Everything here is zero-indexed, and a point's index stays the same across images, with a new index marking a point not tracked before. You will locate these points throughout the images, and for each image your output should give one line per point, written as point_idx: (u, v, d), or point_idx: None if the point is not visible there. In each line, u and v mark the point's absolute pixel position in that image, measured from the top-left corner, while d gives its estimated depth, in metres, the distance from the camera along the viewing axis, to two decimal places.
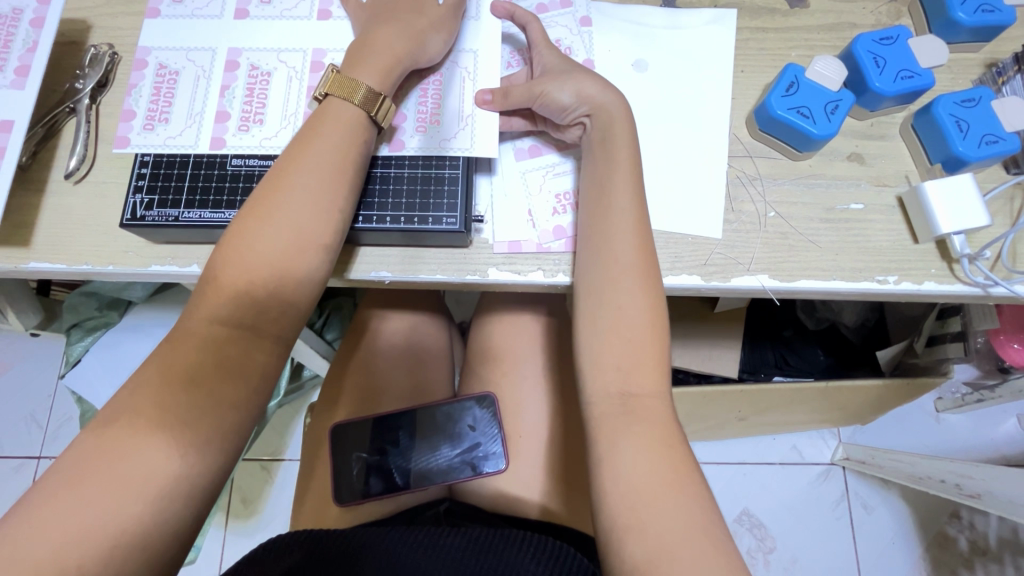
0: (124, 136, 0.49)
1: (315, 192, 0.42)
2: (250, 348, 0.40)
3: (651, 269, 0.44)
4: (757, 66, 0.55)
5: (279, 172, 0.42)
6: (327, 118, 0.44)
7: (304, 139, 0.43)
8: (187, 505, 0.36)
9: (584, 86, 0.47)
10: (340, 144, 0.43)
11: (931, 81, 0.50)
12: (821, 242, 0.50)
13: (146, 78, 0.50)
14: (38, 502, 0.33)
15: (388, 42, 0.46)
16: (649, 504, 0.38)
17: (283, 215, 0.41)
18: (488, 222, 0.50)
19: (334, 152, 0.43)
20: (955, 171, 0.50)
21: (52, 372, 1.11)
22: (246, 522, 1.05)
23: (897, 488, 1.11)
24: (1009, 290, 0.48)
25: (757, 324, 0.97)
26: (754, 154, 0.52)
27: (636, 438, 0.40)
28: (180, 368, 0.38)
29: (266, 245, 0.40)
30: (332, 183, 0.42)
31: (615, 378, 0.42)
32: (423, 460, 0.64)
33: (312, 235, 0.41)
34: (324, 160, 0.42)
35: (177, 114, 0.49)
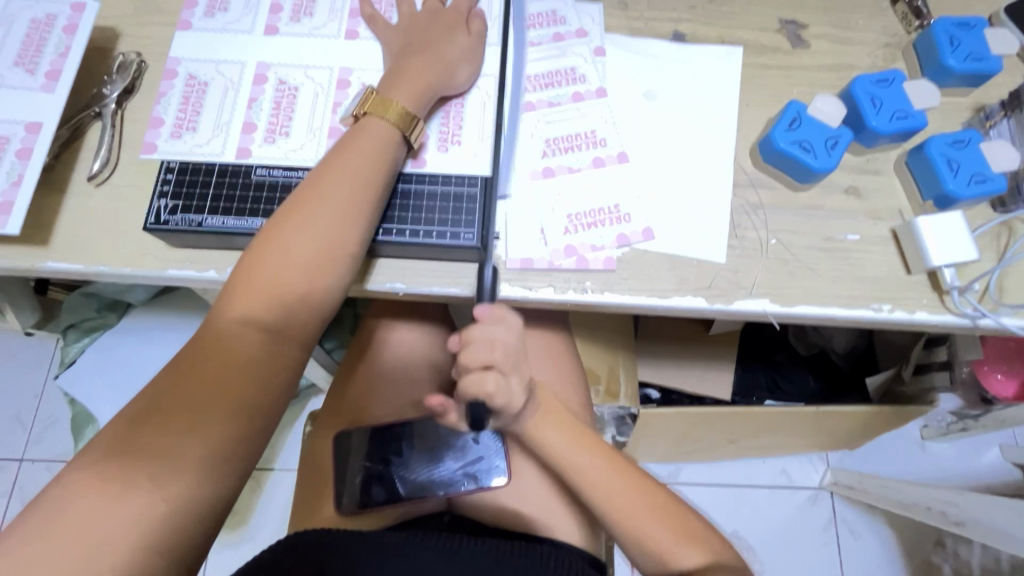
0: (151, 143, 0.50)
1: (347, 202, 0.44)
2: (273, 354, 0.40)
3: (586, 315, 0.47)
4: (761, 100, 0.57)
5: (314, 182, 0.44)
6: (364, 133, 0.46)
7: (340, 151, 0.45)
8: (203, 507, 0.36)
9: None
10: (374, 157, 0.45)
11: (923, 122, 0.53)
12: (819, 270, 0.52)
13: (175, 88, 0.52)
14: (59, 497, 0.33)
15: (418, 71, 0.49)
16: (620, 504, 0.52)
17: (315, 222, 0.42)
18: (503, 239, 0.52)
19: (369, 165, 0.45)
20: (945, 208, 0.53)
21: (41, 372, 1.10)
22: (234, 532, 1.04)
23: (883, 514, 1.13)
24: (997, 322, 0.50)
25: (750, 347, 0.99)
26: (756, 183, 0.55)
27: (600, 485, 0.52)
28: (200, 370, 0.38)
29: (298, 250, 0.42)
30: (364, 194, 0.44)
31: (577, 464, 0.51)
32: (425, 472, 0.64)
33: (341, 242, 0.43)
34: (357, 171, 0.44)
35: (205, 124, 0.50)
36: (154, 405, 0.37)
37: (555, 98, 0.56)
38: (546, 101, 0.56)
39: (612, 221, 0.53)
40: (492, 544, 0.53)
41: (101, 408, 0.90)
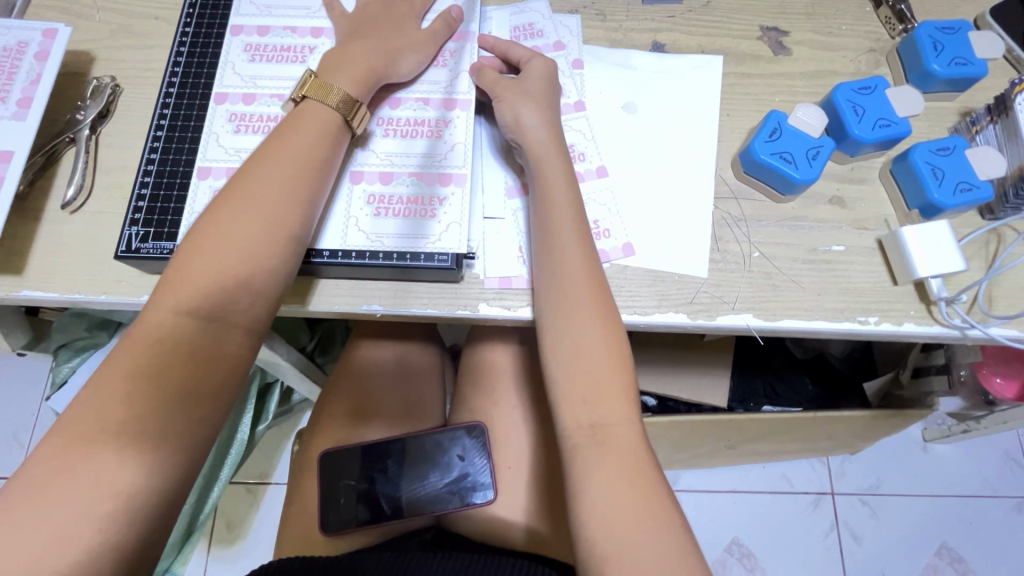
0: (238, 29, 0.54)
1: (243, 235, 0.41)
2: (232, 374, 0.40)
3: (606, 302, 0.46)
4: (742, 109, 0.57)
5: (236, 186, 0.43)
6: (272, 157, 0.44)
7: (233, 187, 0.43)
8: None
9: (525, 115, 0.50)
10: (287, 178, 0.44)
11: (906, 129, 0.52)
12: (803, 282, 0.51)
13: (289, 38, 0.54)
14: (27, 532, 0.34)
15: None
16: (626, 536, 0.39)
17: (206, 258, 0.41)
18: (479, 258, 0.51)
19: (277, 193, 0.43)
20: (932, 216, 0.52)
21: (36, 391, 1.10)
22: (229, 549, 1.04)
23: (886, 519, 1.11)
24: (985, 333, 0.49)
25: (745, 354, 0.98)
26: (738, 195, 0.54)
27: (605, 470, 0.42)
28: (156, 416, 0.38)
29: (181, 289, 0.40)
30: (267, 226, 0.42)
31: (583, 411, 0.44)
32: (411, 489, 0.64)
33: (237, 270, 0.41)
34: (254, 201, 0.42)
35: (256, 70, 0.53)
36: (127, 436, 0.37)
37: None
38: None
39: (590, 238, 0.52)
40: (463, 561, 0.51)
41: None
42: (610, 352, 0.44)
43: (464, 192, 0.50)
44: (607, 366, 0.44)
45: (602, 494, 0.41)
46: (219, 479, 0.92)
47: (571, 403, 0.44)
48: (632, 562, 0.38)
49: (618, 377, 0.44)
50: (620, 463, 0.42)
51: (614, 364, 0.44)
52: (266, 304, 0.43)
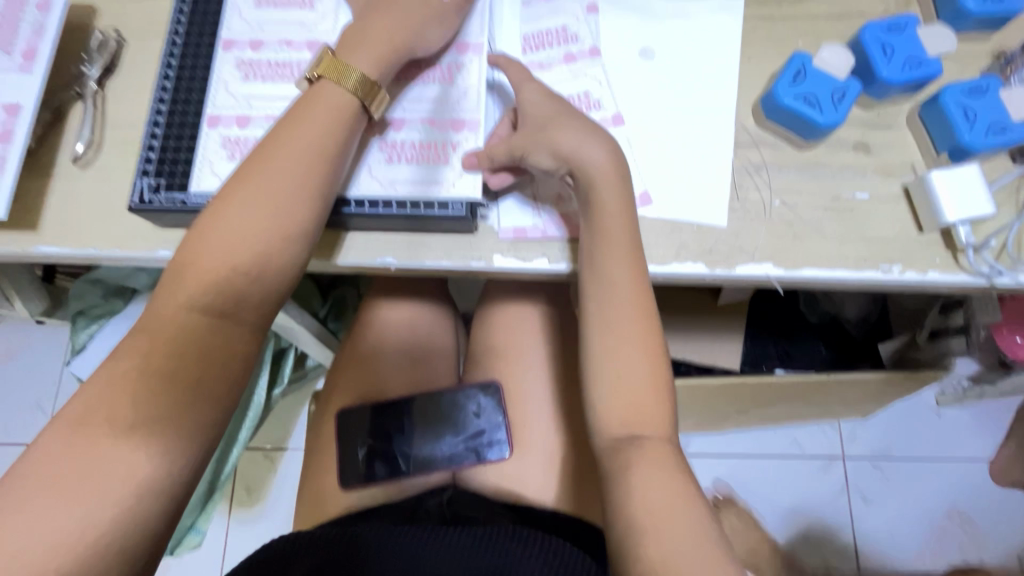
0: None
1: (253, 230, 0.41)
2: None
3: (646, 294, 0.46)
4: (763, 54, 0.54)
5: (254, 163, 0.42)
6: (280, 146, 0.43)
7: (241, 177, 0.42)
8: None
9: (551, 135, 0.47)
10: (295, 170, 0.42)
11: (938, 70, 0.50)
12: (825, 231, 0.50)
13: None
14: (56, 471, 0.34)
15: (395, 44, 0.47)
16: (662, 517, 0.39)
17: (229, 233, 0.40)
18: (494, 209, 0.50)
19: (286, 186, 0.42)
20: (962, 160, 0.50)
21: (56, 360, 1.12)
22: (250, 510, 1.06)
23: (897, 482, 1.12)
24: (1014, 280, 0.48)
25: (759, 317, 0.97)
26: (759, 142, 0.52)
27: (642, 456, 0.42)
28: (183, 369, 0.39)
29: (196, 281, 0.40)
30: (276, 220, 0.41)
31: (621, 402, 0.44)
32: (426, 449, 0.66)
33: (249, 264, 0.41)
34: (263, 194, 0.41)
35: (263, 15, 0.51)
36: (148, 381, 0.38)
37: (546, 60, 0.54)
38: (537, 64, 0.54)
39: None
40: (487, 533, 0.52)
41: None
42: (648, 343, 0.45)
43: (478, 136, 0.49)
44: (633, 323, 0.45)
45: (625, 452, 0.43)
46: (238, 442, 0.93)
47: (599, 366, 0.46)
48: (666, 540, 0.38)
49: (644, 331, 0.45)
50: (656, 450, 0.43)
51: (639, 323, 0.45)
52: (292, 263, 0.43)
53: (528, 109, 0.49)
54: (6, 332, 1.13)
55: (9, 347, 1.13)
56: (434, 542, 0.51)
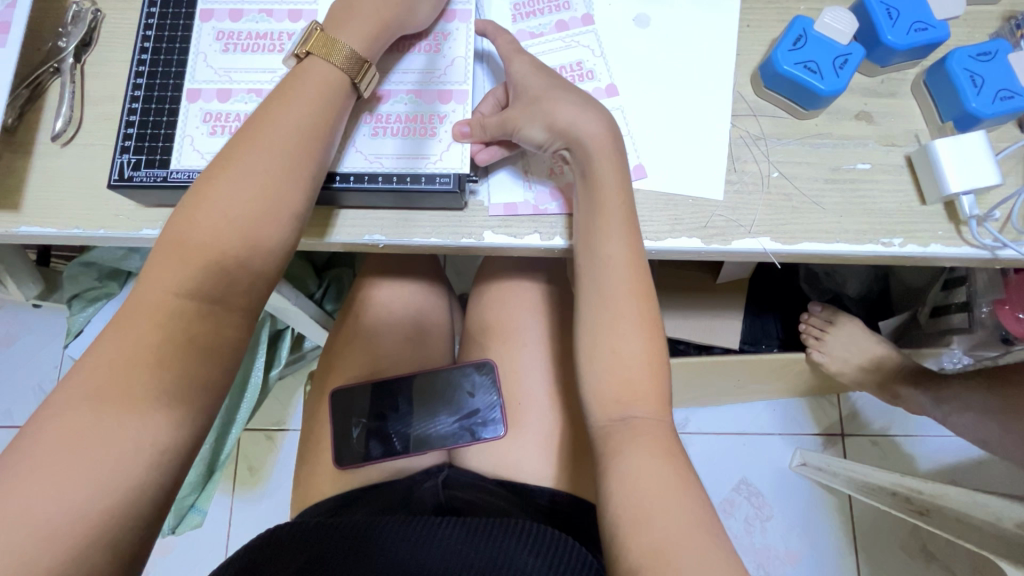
0: None
1: (236, 212, 0.39)
2: (231, 296, 0.40)
3: (644, 278, 0.45)
4: (764, 19, 0.52)
5: (238, 145, 0.41)
6: (267, 128, 0.41)
7: (226, 158, 0.40)
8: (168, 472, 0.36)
9: (554, 117, 0.45)
10: (280, 151, 0.41)
11: (946, 34, 0.48)
12: (824, 204, 0.49)
13: None
14: (36, 446, 0.34)
15: (377, 9, 0.45)
16: (656, 505, 0.38)
17: (212, 218, 0.39)
18: (483, 184, 0.49)
19: (272, 168, 0.40)
20: (968, 128, 0.48)
21: (56, 343, 1.12)
22: (252, 490, 1.08)
23: (895, 459, 1.12)
24: (1018, 252, 0.47)
25: (759, 294, 0.96)
26: (758, 112, 0.51)
27: (641, 445, 0.41)
28: (158, 346, 0.37)
29: (178, 266, 0.39)
30: (263, 203, 0.40)
31: (618, 388, 0.44)
32: (422, 427, 0.65)
33: (234, 248, 0.39)
34: (249, 176, 0.40)
35: None
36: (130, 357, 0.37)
37: (537, 28, 0.52)
38: (527, 32, 0.52)
39: None
40: (480, 523, 0.52)
41: None
42: (646, 328, 0.44)
43: (466, 108, 0.48)
44: (628, 297, 0.44)
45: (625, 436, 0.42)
46: (237, 423, 0.94)
47: (598, 347, 0.44)
48: (662, 528, 0.37)
49: (642, 309, 0.44)
50: (652, 439, 0.42)
51: (637, 302, 0.44)
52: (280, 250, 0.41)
53: (518, 79, 0.47)
54: (5, 316, 1.13)
55: (9, 330, 1.13)
56: (431, 536, 0.51)
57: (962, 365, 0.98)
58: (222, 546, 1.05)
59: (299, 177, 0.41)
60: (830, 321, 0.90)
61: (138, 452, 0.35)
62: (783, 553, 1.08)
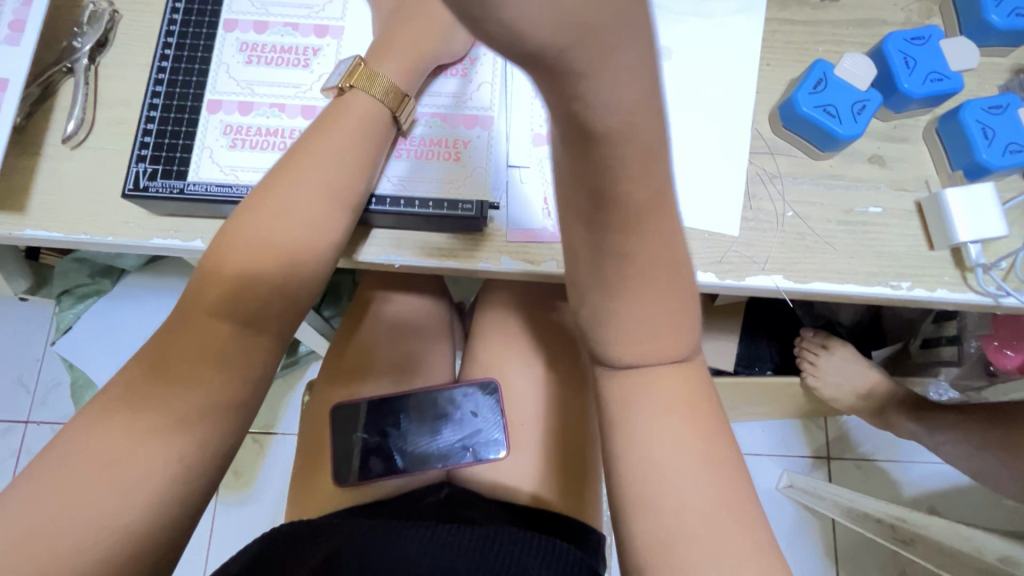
0: None
1: (275, 237, 0.40)
2: (252, 322, 0.39)
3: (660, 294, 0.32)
4: (784, 59, 0.53)
5: (281, 170, 0.42)
6: (308, 156, 0.42)
7: (266, 186, 0.41)
8: (178, 500, 0.35)
9: None
10: (322, 181, 0.42)
11: (960, 85, 0.49)
12: (836, 244, 0.50)
13: None
14: (52, 463, 0.34)
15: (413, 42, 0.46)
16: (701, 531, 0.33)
17: (251, 239, 0.40)
18: (503, 209, 0.48)
19: (313, 197, 0.41)
20: (977, 178, 0.50)
21: (40, 336, 1.09)
22: (238, 494, 1.06)
23: (878, 484, 1.14)
24: (1020, 301, 0.48)
25: (755, 318, 0.97)
26: (774, 150, 0.51)
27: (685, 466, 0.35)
28: (169, 372, 0.37)
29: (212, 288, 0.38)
30: (302, 228, 0.41)
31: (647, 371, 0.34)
32: (422, 444, 0.64)
33: (269, 274, 0.40)
34: (290, 203, 0.41)
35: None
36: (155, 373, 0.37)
37: None
38: None
39: None
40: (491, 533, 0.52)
41: (98, 374, 0.90)
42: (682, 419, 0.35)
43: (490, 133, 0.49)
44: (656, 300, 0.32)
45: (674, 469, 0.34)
46: None
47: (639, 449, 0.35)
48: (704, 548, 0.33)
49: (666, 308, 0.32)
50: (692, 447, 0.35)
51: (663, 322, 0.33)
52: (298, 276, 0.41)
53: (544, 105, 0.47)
54: None
55: None
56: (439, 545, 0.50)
57: (947, 397, 1.01)
58: (203, 550, 1.03)
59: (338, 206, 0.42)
60: (823, 345, 0.91)
61: (153, 474, 0.35)
62: None
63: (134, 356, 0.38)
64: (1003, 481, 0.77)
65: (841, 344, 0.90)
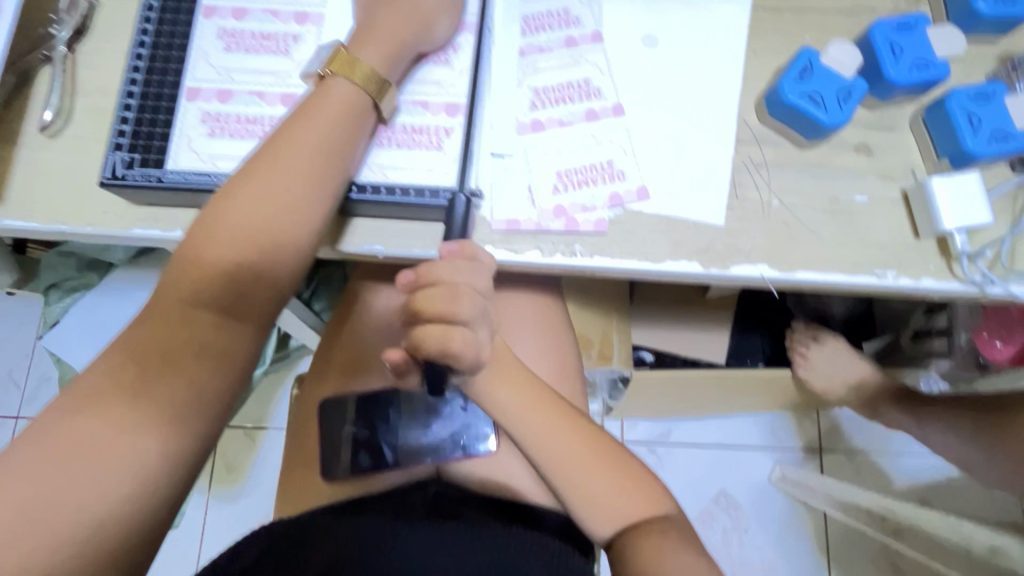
0: None
1: (256, 226, 0.39)
2: (235, 313, 0.39)
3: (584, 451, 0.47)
4: (771, 47, 0.53)
5: (264, 155, 0.41)
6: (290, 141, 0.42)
7: (246, 174, 0.41)
8: (154, 489, 0.35)
9: None
10: (304, 171, 0.41)
11: (945, 73, 0.49)
12: (821, 233, 0.49)
13: None
14: (24, 451, 0.33)
15: (393, 28, 0.46)
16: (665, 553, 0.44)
17: (230, 225, 0.39)
18: (486, 199, 0.48)
19: (296, 186, 0.41)
20: (962, 166, 0.49)
21: (29, 330, 1.09)
22: (229, 489, 1.06)
23: (869, 476, 1.14)
24: (1005, 290, 0.48)
25: (746, 311, 0.97)
26: (761, 139, 0.51)
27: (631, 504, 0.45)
28: (145, 361, 0.36)
29: (193, 275, 0.38)
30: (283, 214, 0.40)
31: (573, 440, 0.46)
32: (411, 438, 0.64)
33: (251, 262, 0.39)
34: (271, 189, 0.40)
35: None
36: (130, 362, 0.37)
37: (546, 43, 0.52)
38: (536, 47, 0.51)
39: (605, 179, 0.49)
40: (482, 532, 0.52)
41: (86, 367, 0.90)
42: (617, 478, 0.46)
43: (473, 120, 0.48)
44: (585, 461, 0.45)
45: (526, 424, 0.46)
46: None
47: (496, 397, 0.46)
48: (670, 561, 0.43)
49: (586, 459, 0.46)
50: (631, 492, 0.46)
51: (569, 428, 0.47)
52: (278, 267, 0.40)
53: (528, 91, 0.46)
54: None
55: None
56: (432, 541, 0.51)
57: (937, 389, 1.00)
58: (194, 544, 1.03)
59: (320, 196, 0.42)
60: (814, 338, 0.91)
61: (128, 462, 0.35)
62: (758, 565, 1.09)
63: (109, 346, 0.38)
64: (990, 471, 0.77)
65: (832, 337, 0.91)
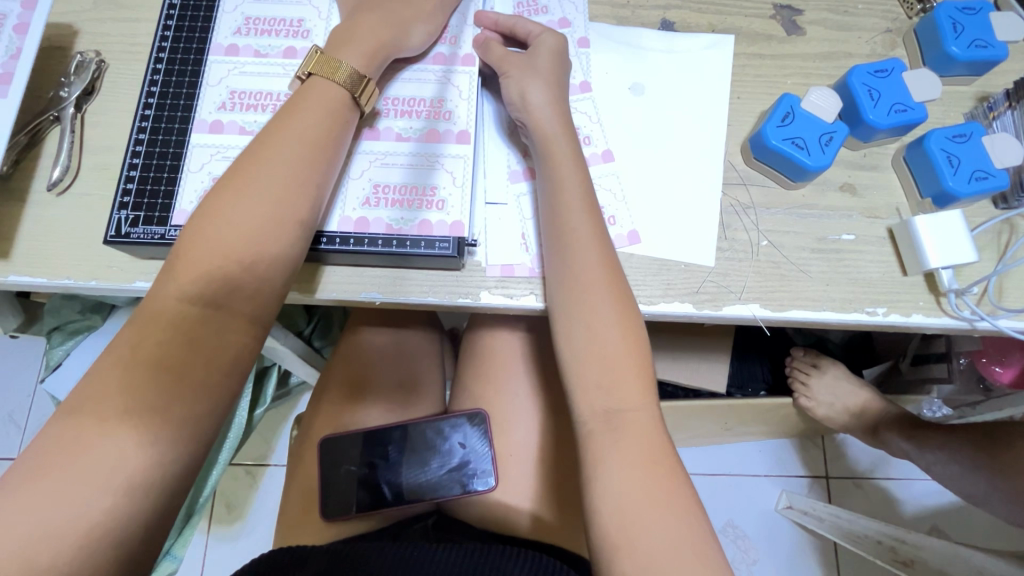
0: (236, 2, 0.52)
1: (246, 220, 0.40)
2: (206, 353, 0.38)
3: (643, 368, 0.44)
4: (754, 92, 0.55)
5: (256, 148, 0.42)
6: (280, 137, 0.42)
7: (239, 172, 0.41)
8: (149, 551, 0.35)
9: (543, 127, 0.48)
10: (294, 158, 0.42)
11: (923, 115, 0.51)
12: (811, 272, 0.50)
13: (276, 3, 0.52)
14: None
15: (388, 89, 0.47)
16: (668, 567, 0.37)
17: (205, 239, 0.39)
18: (481, 246, 0.50)
19: (286, 168, 0.42)
20: (945, 205, 0.51)
21: (32, 373, 1.09)
22: (228, 529, 1.04)
23: (878, 502, 1.13)
24: (994, 325, 0.49)
25: (747, 339, 0.97)
26: (747, 181, 0.52)
27: (618, 457, 0.41)
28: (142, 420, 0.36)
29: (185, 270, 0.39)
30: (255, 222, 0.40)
31: (599, 397, 0.43)
32: (413, 476, 0.64)
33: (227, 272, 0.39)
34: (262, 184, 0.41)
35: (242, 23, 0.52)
36: None
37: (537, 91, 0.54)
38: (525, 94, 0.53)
39: None
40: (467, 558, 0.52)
41: None
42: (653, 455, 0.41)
43: (464, 166, 0.49)
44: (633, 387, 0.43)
45: (613, 333, 0.44)
46: (218, 463, 0.85)
47: (573, 325, 0.45)
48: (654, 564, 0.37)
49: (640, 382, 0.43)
50: (637, 448, 0.41)
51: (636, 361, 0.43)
52: (274, 295, 0.41)
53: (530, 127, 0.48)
54: None
55: None
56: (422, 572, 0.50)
57: (940, 414, 1.00)
58: None
59: (307, 183, 0.42)
60: (813, 364, 0.91)
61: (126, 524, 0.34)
62: None
63: None
64: (995, 503, 0.77)
65: (831, 363, 0.90)
